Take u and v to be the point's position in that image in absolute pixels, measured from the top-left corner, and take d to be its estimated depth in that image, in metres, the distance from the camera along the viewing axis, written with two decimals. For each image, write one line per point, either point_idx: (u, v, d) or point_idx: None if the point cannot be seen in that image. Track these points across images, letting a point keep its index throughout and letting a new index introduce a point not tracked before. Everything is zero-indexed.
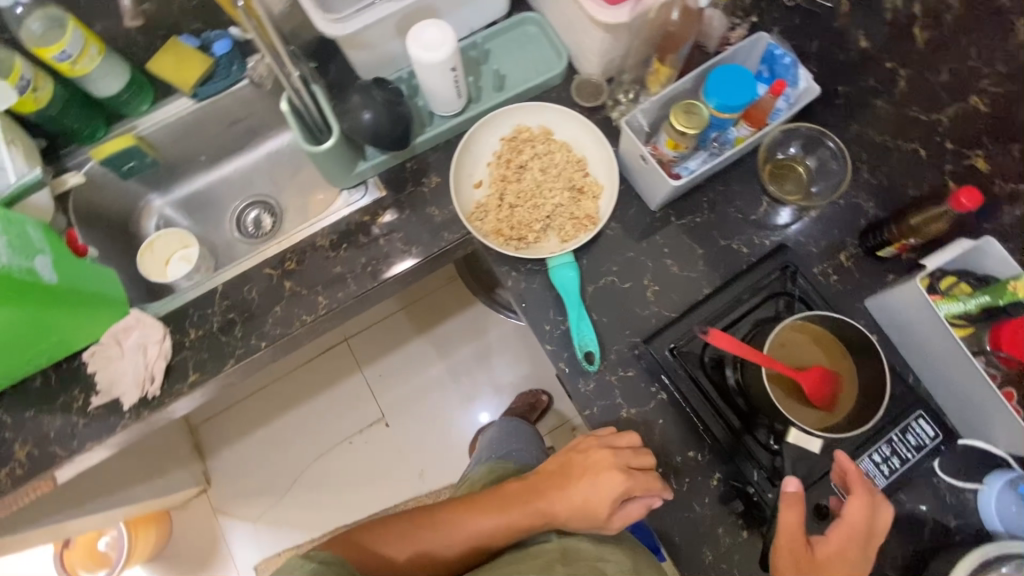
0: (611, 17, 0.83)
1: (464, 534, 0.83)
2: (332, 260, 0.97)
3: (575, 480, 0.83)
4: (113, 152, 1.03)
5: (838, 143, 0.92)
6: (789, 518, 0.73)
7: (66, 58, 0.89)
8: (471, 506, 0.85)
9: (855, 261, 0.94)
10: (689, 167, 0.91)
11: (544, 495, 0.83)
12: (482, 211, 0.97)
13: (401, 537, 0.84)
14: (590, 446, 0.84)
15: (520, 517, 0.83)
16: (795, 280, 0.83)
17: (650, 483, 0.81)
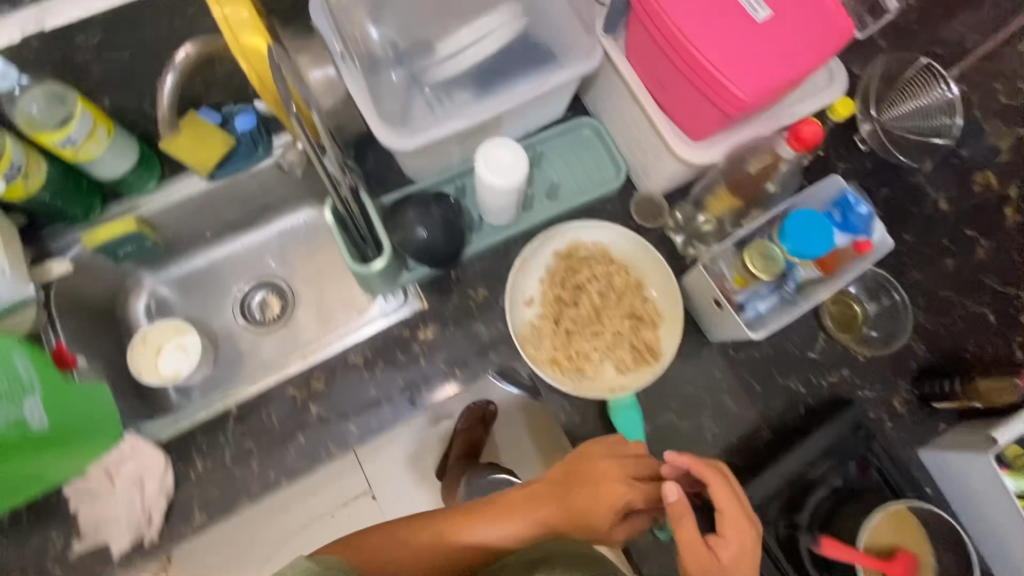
0: (698, 156, 0.79)
1: (440, 550, 0.66)
2: (366, 381, 0.88)
3: (588, 487, 0.70)
4: (109, 239, 0.89)
5: (904, 297, 0.91)
6: (688, 528, 0.62)
7: (70, 145, 0.76)
8: (456, 521, 0.68)
9: (908, 407, 0.92)
10: (758, 308, 0.86)
11: (534, 500, 0.70)
12: (536, 335, 0.89)
13: (366, 548, 0.65)
14: (600, 452, 0.72)
15: (512, 538, 0.67)
16: (864, 438, 0.81)
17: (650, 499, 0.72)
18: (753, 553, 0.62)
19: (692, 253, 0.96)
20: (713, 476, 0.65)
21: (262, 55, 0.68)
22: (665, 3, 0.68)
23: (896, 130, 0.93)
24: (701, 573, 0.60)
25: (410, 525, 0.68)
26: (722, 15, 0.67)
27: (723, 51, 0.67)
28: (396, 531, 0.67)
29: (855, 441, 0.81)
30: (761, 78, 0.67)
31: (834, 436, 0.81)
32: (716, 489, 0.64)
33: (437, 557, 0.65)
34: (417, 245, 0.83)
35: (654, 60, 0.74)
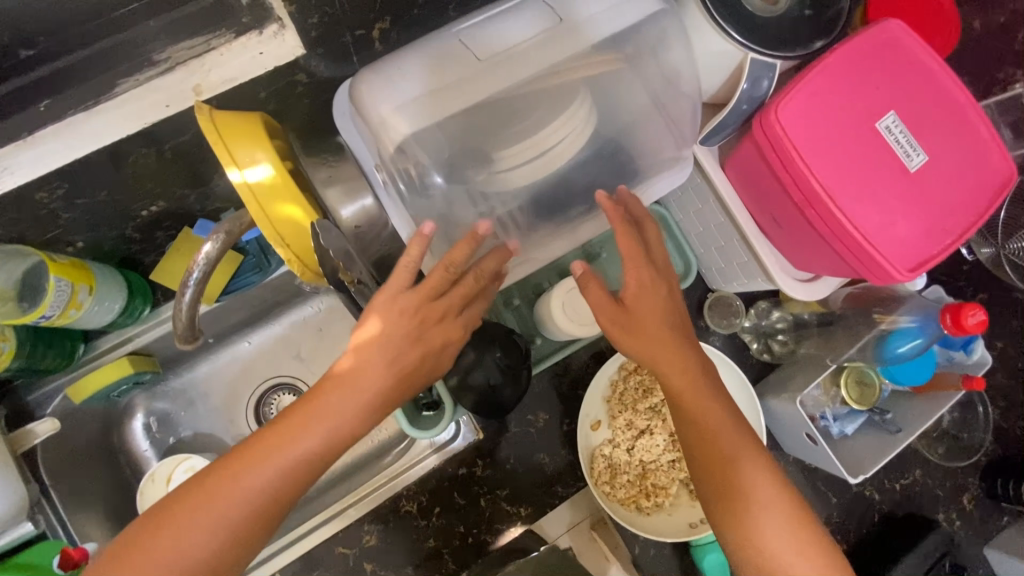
0: (803, 293, 0.68)
1: (288, 474, 0.55)
2: (422, 529, 0.79)
3: (390, 350, 0.57)
4: (99, 388, 0.74)
5: (988, 411, 0.88)
6: (594, 293, 0.63)
7: (46, 320, 0.62)
8: (287, 437, 0.55)
9: (976, 503, 0.89)
10: (844, 430, 0.78)
11: (373, 389, 0.57)
12: (609, 470, 0.80)
13: (204, 514, 0.53)
14: (388, 307, 0.57)
15: (334, 435, 0.56)
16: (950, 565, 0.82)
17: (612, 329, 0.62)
18: (688, 348, 0.63)
19: (768, 356, 0.86)
20: (616, 215, 0.61)
21: (303, 229, 0.55)
22: (804, 147, 0.55)
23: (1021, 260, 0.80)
24: (611, 323, 0.62)
25: (228, 479, 0.54)
26: (870, 162, 0.56)
27: (871, 208, 0.55)
28: (228, 481, 0.54)
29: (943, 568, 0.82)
30: (911, 247, 0.56)
31: (925, 563, 0.82)
32: (621, 242, 0.61)
33: (291, 477, 0.55)
34: (478, 392, 0.71)
35: (771, 199, 0.61)
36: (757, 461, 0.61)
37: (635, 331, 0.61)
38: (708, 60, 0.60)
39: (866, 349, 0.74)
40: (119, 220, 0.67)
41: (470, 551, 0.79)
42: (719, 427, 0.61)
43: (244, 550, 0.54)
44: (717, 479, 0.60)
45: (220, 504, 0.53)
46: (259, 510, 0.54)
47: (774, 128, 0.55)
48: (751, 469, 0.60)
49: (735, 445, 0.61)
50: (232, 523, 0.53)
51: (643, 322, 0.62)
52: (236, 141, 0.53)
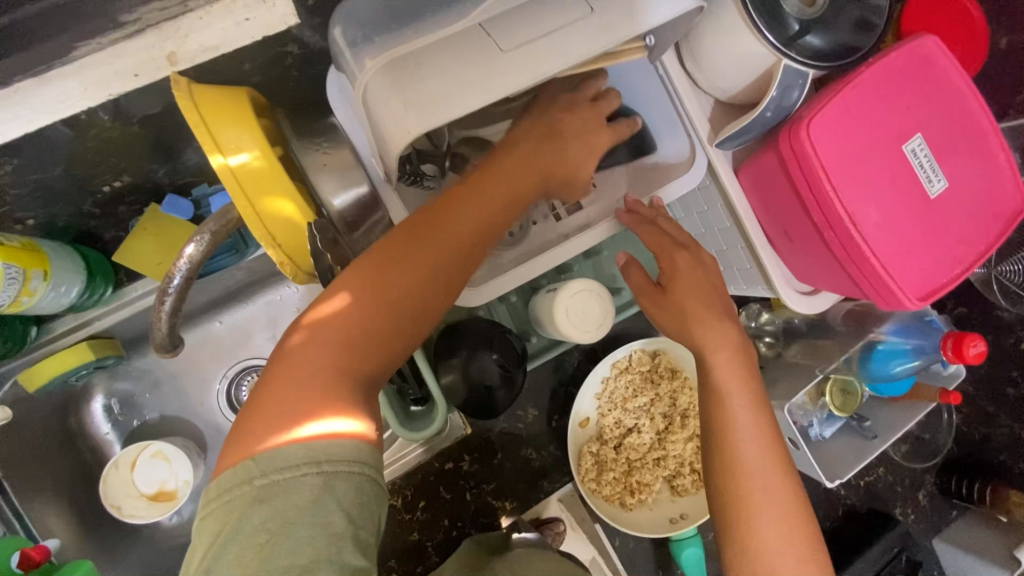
0: (804, 306, 0.67)
1: (424, 286, 0.49)
2: (406, 522, 0.78)
3: (544, 149, 0.56)
4: (54, 376, 0.68)
5: (952, 417, 0.92)
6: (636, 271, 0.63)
7: None
8: (395, 253, 0.49)
9: (930, 500, 0.94)
10: (822, 432, 0.81)
11: (517, 183, 0.54)
12: (596, 467, 0.80)
13: (344, 313, 0.46)
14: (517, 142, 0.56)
15: (461, 243, 0.51)
16: (900, 547, 0.88)
17: (658, 313, 0.61)
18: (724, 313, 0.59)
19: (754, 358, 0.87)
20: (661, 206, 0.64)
21: (298, 228, 0.50)
22: (831, 168, 0.54)
23: (1012, 284, 0.83)
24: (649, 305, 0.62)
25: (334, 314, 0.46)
26: (896, 183, 0.55)
27: (892, 237, 0.55)
28: (320, 312, 0.47)
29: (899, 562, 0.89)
30: (957, 223, 0.56)
31: (883, 557, 0.88)
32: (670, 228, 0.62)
33: (436, 266, 0.50)
34: (468, 391, 0.69)
35: (788, 212, 0.59)
36: (780, 457, 0.54)
37: (673, 315, 0.60)
38: (734, 62, 0.57)
39: (853, 360, 0.75)
40: (76, 194, 0.60)
41: (453, 545, 0.79)
42: (744, 429, 0.55)
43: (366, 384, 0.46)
44: (729, 484, 0.54)
45: (355, 299, 0.47)
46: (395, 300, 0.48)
47: (804, 142, 0.53)
48: (777, 469, 0.54)
49: (762, 448, 0.54)
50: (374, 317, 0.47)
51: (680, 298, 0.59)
52: (220, 121, 0.46)
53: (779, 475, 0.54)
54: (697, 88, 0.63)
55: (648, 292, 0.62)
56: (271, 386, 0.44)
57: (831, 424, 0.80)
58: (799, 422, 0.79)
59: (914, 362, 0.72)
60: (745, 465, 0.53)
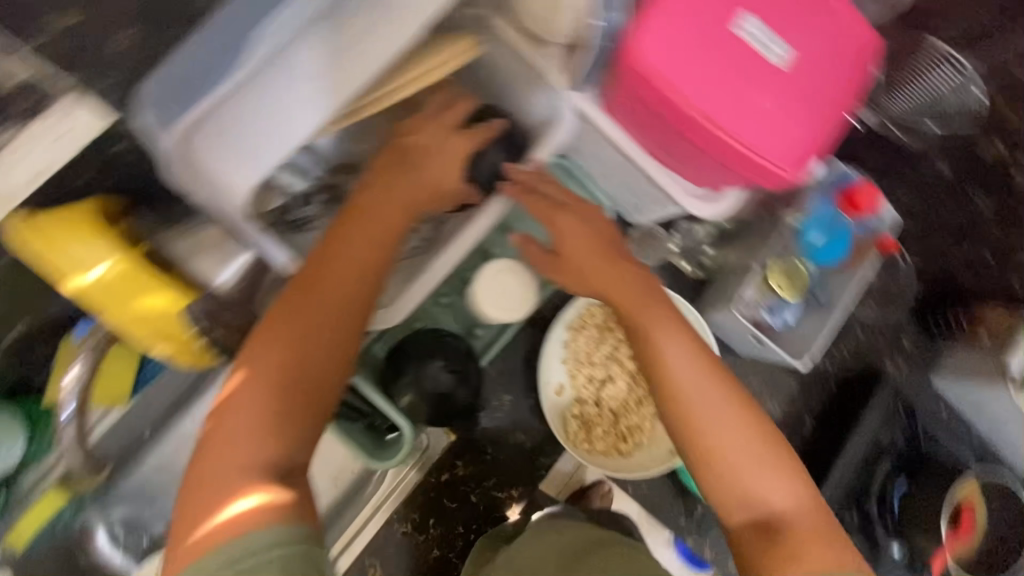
0: (709, 209, 0.68)
1: (323, 345, 0.48)
2: (425, 541, 0.79)
3: (401, 172, 0.55)
4: (37, 529, 0.69)
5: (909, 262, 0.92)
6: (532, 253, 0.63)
7: None
8: (282, 322, 0.48)
9: (917, 343, 0.97)
10: (784, 319, 0.80)
11: (387, 214, 0.53)
12: (583, 427, 0.82)
13: (245, 399, 0.46)
14: (376, 172, 0.55)
15: (346, 290, 0.50)
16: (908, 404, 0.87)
17: (568, 276, 0.62)
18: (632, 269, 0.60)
19: (702, 272, 0.88)
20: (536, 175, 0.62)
21: (170, 315, 0.53)
22: (673, 76, 0.54)
23: None
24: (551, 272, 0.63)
25: (234, 404, 0.46)
26: (739, 67, 0.55)
27: (752, 119, 0.55)
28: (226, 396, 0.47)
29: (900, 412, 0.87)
30: (812, 84, 0.56)
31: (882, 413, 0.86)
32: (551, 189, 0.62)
33: (325, 325, 0.48)
34: (427, 404, 0.70)
35: (656, 132, 0.60)
36: (728, 388, 0.55)
37: (575, 277, 0.61)
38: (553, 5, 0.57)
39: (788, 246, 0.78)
40: None
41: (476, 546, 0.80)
42: (685, 368, 0.55)
43: (291, 457, 0.46)
44: (681, 419, 0.54)
45: (253, 383, 0.46)
46: (294, 371, 0.47)
47: (637, 61, 0.53)
48: (719, 387, 0.54)
49: (699, 373, 0.54)
50: (275, 393, 0.46)
51: (573, 259, 0.61)
52: (67, 241, 0.49)
53: (721, 393, 0.54)
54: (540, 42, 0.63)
55: (547, 261, 0.63)
56: (196, 485, 0.44)
57: (791, 307, 0.79)
58: (756, 319, 0.80)
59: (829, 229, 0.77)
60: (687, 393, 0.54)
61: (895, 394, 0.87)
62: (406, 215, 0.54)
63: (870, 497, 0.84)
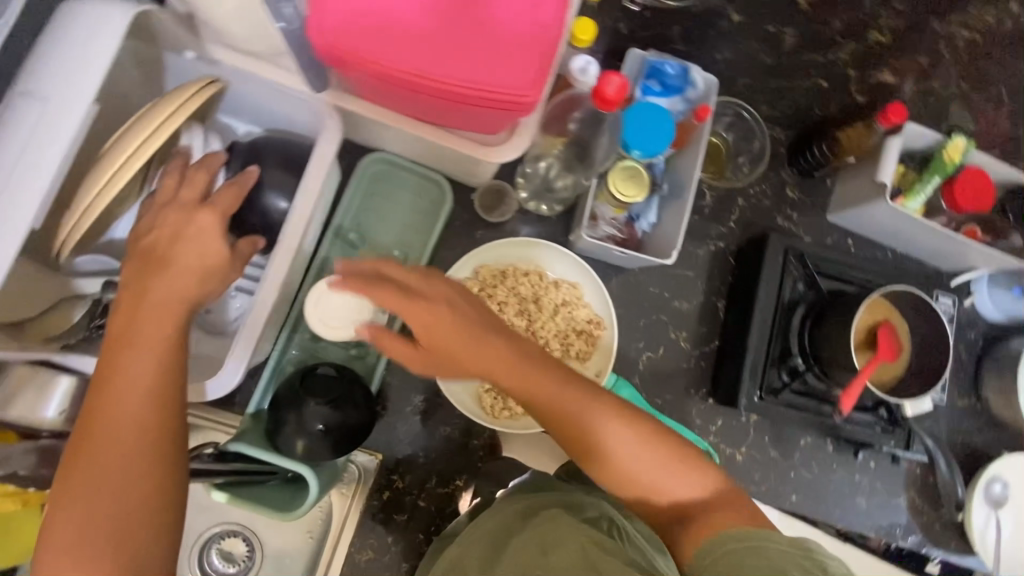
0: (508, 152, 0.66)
1: (138, 467, 0.50)
2: (392, 561, 0.79)
3: (157, 274, 0.54)
4: None
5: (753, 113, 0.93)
6: (388, 342, 0.58)
7: None
8: (88, 462, 0.49)
9: (800, 189, 0.95)
10: (649, 221, 0.83)
11: (163, 314, 0.53)
12: (500, 398, 0.81)
13: (67, 529, 0.48)
14: (138, 274, 0.54)
15: (141, 403, 0.51)
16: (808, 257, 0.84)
17: (403, 350, 0.58)
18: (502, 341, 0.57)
19: (559, 206, 0.85)
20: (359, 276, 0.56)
21: None
22: (370, 49, 0.51)
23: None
24: (425, 365, 0.58)
25: (58, 536, 0.48)
26: (430, 16, 0.52)
27: (465, 60, 0.52)
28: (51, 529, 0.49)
29: (793, 265, 0.84)
30: None
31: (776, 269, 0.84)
32: (395, 274, 0.57)
33: (129, 439, 0.50)
34: (321, 442, 0.69)
35: (400, 99, 0.58)
36: (631, 421, 0.57)
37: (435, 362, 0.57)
38: (242, 18, 0.54)
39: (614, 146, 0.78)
40: None
41: None
42: (590, 417, 0.56)
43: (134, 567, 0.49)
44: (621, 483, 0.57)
45: (71, 514, 0.48)
46: (115, 490, 0.50)
47: (327, 47, 0.51)
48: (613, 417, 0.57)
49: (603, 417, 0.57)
50: (98, 516, 0.49)
51: (437, 347, 0.56)
52: None
53: (626, 425, 0.57)
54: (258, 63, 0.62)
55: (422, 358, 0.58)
56: None
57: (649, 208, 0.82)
58: (624, 229, 0.83)
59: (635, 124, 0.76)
60: (595, 434, 0.56)
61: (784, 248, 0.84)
62: (177, 313, 0.54)
63: (789, 354, 0.82)
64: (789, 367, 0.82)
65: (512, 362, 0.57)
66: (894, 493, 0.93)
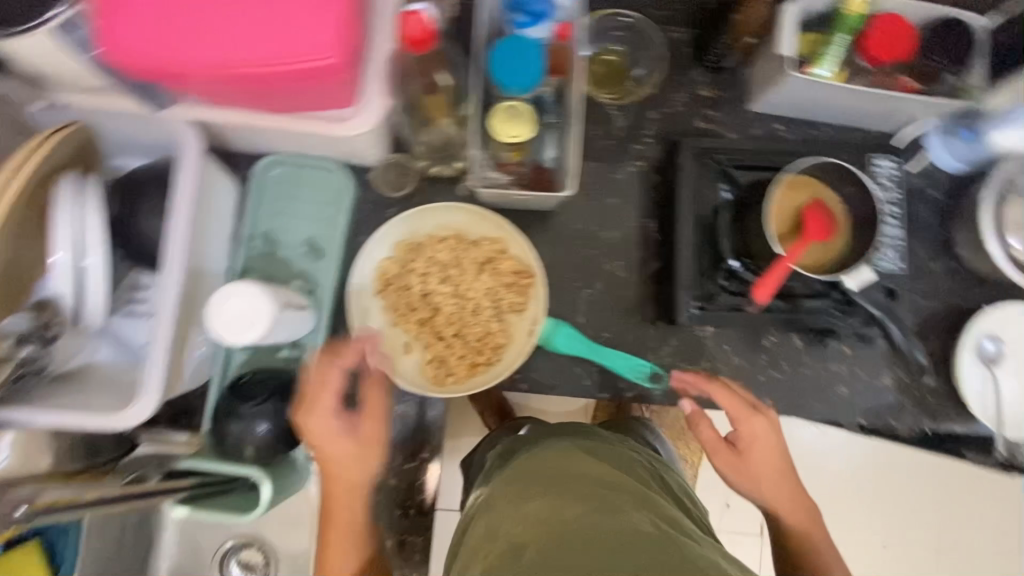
0: (360, 125, 0.65)
1: (357, 503, 0.72)
2: (375, 539, 0.82)
3: (321, 398, 0.70)
4: None
5: (634, 14, 0.89)
6: (721, 460, 0.73)
7: None
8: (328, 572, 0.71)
9: (713, 85, 0.91)
10: (551, 156, 0.81)
11: (373, 427, 0.73)
12: (444, 366, 0.81)
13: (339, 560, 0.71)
14: (311, 394, 0.70)
15: (355, 474, 0.72)
16: (724, 155, 0.81)
17: (728, 460, 0.73)
18: (796, 480, 0.73)
19: (461, 164, 0.84)
20: (698, 415, 0.73)
21: None
22: (168, 54, 0.52)
23: None
24: (724, 462, 0.73)
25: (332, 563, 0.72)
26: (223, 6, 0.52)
27: (262, 40, 0.53)
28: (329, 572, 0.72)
29: (712, 165, 0.81)
30: None
31: (693, 174, 0.80)
32: (727, 401, 0.74)
33: (354, 478, 0.72)
34: (267, 443, 0.72)
35: (230, 95, 0.59)
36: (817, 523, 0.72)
37: (730, 457, 0.73)
38: (51, 52, 0.55)
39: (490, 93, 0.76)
40: None
41: (422, 516, 0.83)
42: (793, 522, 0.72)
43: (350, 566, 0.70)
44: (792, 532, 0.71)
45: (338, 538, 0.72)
46: (355, 512, 0.73)
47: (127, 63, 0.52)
48: (821, 533, 0.71)
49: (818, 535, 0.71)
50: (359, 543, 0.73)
51: (753, 462, 0.72)
52: None
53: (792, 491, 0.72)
54: (110, 91, 0.64)
55: (726, 450, 0.73)
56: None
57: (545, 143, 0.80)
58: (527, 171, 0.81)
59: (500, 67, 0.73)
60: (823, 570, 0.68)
61: (695, 149, 0.80)
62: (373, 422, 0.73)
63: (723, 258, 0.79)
64: (731, 267, 0.78)
65: (774, 463, 0.72)
66: (875, 376, 0.89)
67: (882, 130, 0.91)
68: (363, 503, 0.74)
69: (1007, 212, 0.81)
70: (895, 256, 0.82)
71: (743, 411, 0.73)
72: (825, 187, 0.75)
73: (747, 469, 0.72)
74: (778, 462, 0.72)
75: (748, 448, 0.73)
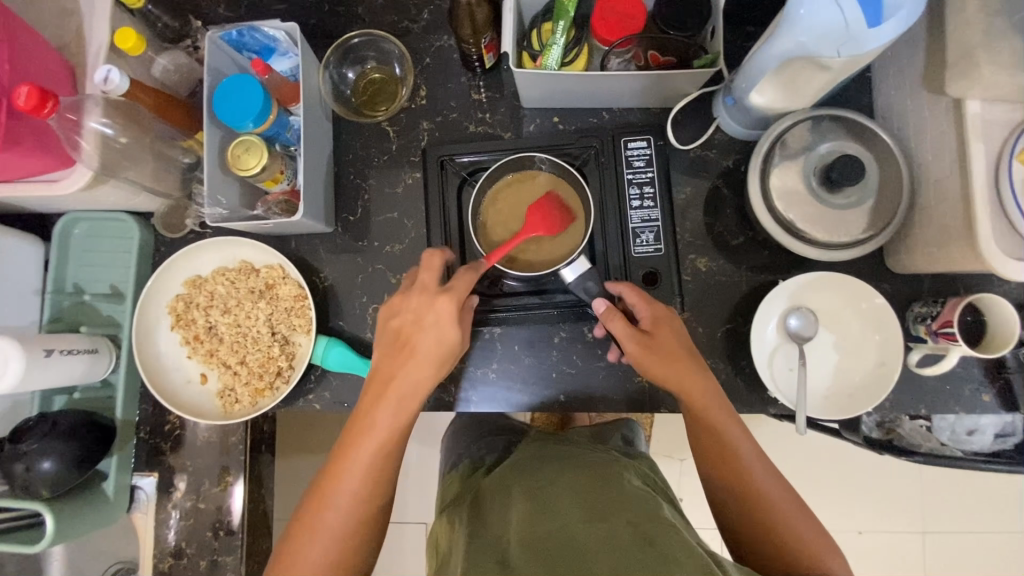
0: (72, 183, 0.71)
1: (389, 419, 0.68)
2: (190, 561, 0.87)
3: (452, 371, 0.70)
4: None
5: (359, 33, 0.87)
6: (617, 324, 0.69)
7: None
8: (320, 507, 0.66)
9: (485, 87, 0.90)
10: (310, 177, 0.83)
11: (429, 341, 0.69)
12: (231, 395, 0.85)
13: (334, 496, 0.66)
14: (403, 333, 0.70)
15: (405, 402, 0.68)
16: (466, 159, 0.85)
17: (655, 356, 0.69)
18: (724, 408, 0.69)
19: None
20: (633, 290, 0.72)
21: None
22: None
23: None
24: (639, 349, 0.69)
25: (326, 496, 0.66)
26: None
27: None
28: (318, 511, 0.66)
29: (451, 172, 0.85)
30: None
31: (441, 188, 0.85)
32: (635, 300, 0.72)
33: (415, 394, 0.68)
34: (56, 478, 0.77)
35: None
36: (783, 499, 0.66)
37: (664, 356, 0.69)
38: None
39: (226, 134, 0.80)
40: None
41: (231, 537, 0.87)
42: (764, 482, 0.66)
43: (360, 532, 0.66)
44: (742, 489, 0.66)
45: (362, 476, 0.66)
46: (375, 456, 0.67)
47: None
48: (739, 434, 0.68)
49: (739, 437, 0.68)
50: (356, 491, 0.66)
51: (665, 350, 0.69)
52: None
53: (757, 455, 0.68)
54: None
55: (639, 337, 0.69)
56: (294, 542, 0.65)
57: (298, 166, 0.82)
58: (288, 197, 0.83)
59: (226, 106, 0.76)
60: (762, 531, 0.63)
61: (440, 157, 0.86)
62: (449, 353, 0.69)
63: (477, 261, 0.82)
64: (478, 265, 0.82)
65: (699, 378, 0.69)
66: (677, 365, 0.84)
67: (662, 107, 0.86)
68: (390, 428, 0.67)
69: (771, 179, 0.76)
70: (653, 239, 0.78)
71: (644, 301, 0.71)
72: (534, 180, 0.78)
73: (664, 355, 0.69)
74: (699, 373, 0.69)
75: (649, 326, 0.70)
